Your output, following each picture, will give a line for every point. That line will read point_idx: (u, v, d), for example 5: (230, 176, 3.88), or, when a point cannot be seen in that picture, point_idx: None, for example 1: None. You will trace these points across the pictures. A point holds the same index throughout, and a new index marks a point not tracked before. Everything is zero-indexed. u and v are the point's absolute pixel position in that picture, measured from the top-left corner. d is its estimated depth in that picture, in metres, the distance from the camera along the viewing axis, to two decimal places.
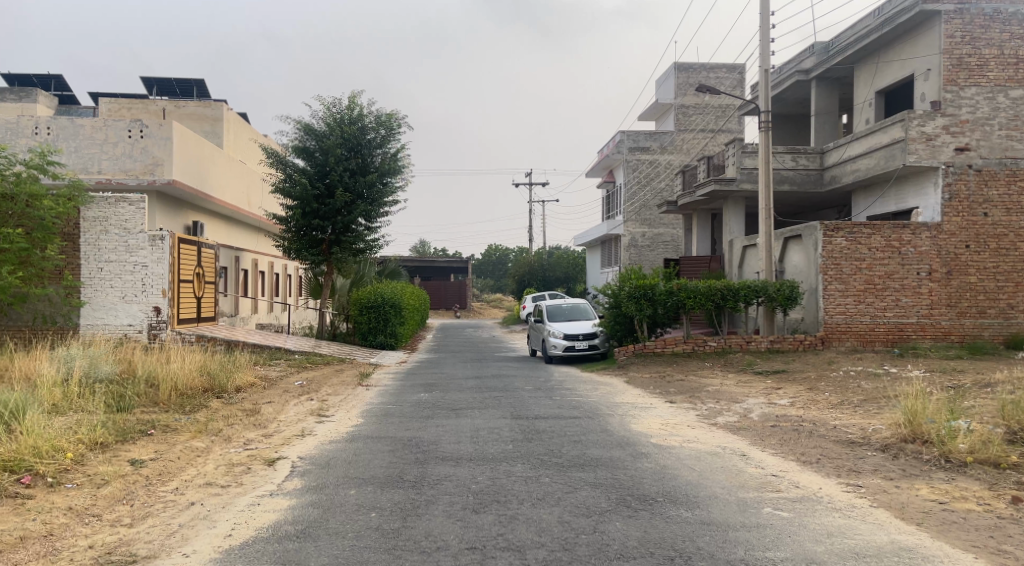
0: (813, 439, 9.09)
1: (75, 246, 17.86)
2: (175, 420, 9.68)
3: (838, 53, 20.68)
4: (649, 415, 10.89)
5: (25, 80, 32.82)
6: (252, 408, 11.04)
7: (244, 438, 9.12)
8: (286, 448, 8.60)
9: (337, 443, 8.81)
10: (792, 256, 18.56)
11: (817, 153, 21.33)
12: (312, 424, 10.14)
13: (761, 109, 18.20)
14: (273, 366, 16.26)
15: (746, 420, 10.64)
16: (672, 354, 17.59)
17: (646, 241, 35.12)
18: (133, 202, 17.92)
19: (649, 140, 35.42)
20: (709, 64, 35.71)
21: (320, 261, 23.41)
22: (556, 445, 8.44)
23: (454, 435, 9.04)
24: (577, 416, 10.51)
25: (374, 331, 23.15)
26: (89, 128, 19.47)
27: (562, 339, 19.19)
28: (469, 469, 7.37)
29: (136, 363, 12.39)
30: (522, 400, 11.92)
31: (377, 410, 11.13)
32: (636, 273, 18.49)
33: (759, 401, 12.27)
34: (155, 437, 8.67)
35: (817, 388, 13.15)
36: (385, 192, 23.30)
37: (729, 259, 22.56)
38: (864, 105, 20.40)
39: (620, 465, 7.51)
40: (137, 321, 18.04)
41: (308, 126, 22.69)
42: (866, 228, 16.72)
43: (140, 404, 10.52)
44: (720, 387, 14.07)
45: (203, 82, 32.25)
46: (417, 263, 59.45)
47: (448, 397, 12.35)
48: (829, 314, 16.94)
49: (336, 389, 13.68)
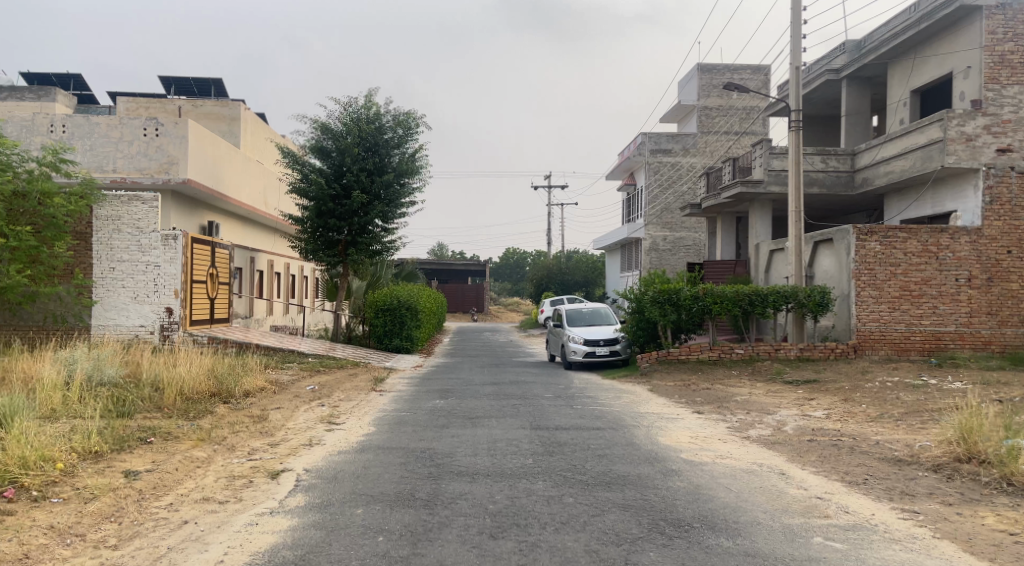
0: (855, 457, 8.47)
1: (87, 246, 17.52)
2: (178, 427, 9.21)
3: (872, 52, 20.02)
4: (677, 427, 10.30)
5: (43, 80, 32.62)
6: (260, 415, 10.55)
7: (249, 447, 8.63)
8: (291, 459, 8.09)
9: (347, 454, 8.29)
10: (823, 260, 17.90)
11: (848, 154, 20.66)
12: (321, 432, 9.64)
13: (792, 108, 17.51)
14: (284, 369, 15.77)
15: (781, 433, 10.03)
16: (697, 362, 16.96)
17: (667, 245, 34.60)
18: (146, 200, 17.53)
19: (672, 142, 34.73)
20: (733, 65, 34.98)
21: (336, 262, 22.96)
22: (580, 460, 7.87)
23: (470, 447, 8.49)
24: (601, 427, 9.92)
25: (390, 334, 22.66)
26: (105, 126, 19.19)
27: (582, 344, 18.59)
28: (487, 486, 6.81)
29: (141, 366, 11.93)
30: (542, 409, 11.35)
31: (390, 418, 10.61)
32: (660, 277, 17.90)
33: (792, 413, 11.66)
34: (154, 446, 8.19)
35: (852, 399, 12.50)
36: (402, 193, 22.84)
37: (755, 264, 21.91)
38: (898, 105, 19.71)
39: (650, 485, 6.91)
40: (148, 321, 17.67)
41: (325, 125, 22.25)
42: (902, 232, 16.04)
43: (144, 409, 10.06)
44: (749, 398, 13.42)
45: (221, 82, 31.96)
46: (435, 266, 58.95)
47: (463, 405, 11.82)
48: (862, 321, 16.27)
49: (349, 395, 13.19)
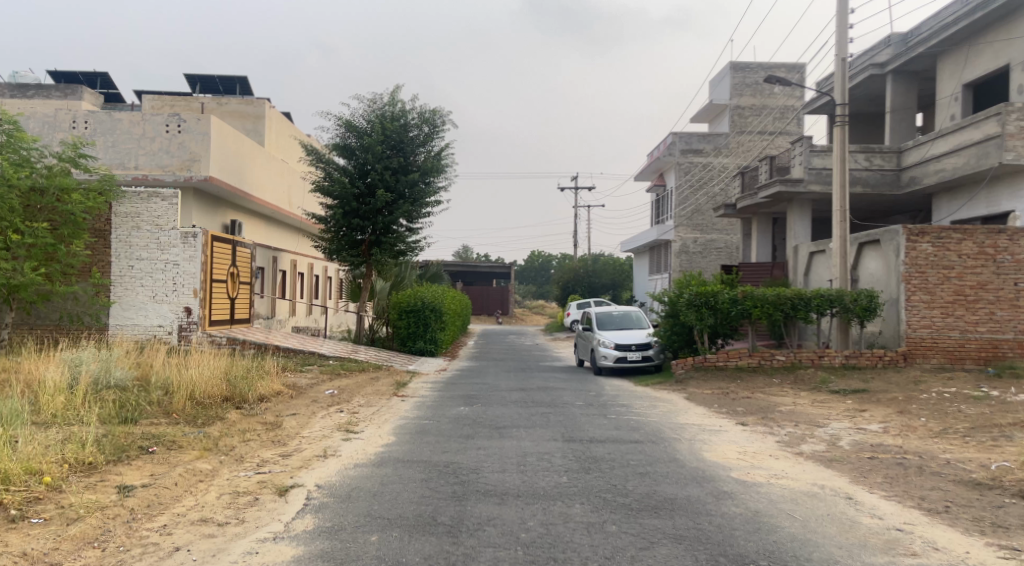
0: (925, 479, 7.72)
1: (105, 244, 17.02)
2: (184, 435, 8.53)
3: (920, 44, 19.14)
4: (722, 441, 9.51)
5: (69, 78, 32.21)
6: (273, 422, 9.88)
7: (259, 458, 7.94)
8: (303, 473, 7.39)
9: (364, 468, 7.57)
10: (868, 263, 17.00)
11: (894, 152, 19.77)
12: (338, 442, 8.96)
13: (838, 102, 16.55)
14: (304, 372, 15.13)
15: (837, 449, 9.19)
16: (736, 369, 16.10)
17: (697, 247, 33.74)
18: (165, 197, 16.99)
19: (703, 143, 33.68)
20: (767, 63, 34.00)
21: (359, 263, 22.38)
22: (619, 479, 7.08)
23: (498, 462, 7.74)
24: (640, 441, 9.13)
25: (414, 336, 22.03)
26: (127, 123, 18.71)
27: (613, 349, 17.76)
28: (518, 509, 6.06)
29: (152, 369, 11.26)
30: (573, 419, 10.57)
31: (412, 427, 9.93)
32: (696, 280, 17.05)
33: (844, 426, 10.84)
34: (156, 456, 7.49)
35: (909, 411, 11.70)
36: (427, 192, 22.19)
37: (793, 266, 20.98)
38: (949, 100, 18.78)
39: (701, 510, 6.13)
40: (166, 321, 17.14)
41: (350, 122, 21.68)
42: (956, 233, 15.14)
43: (152, 415, 9.40)
44: (794, 408, 12.55)
45: (246, 80, 31.53)
46: (459, 267, 58.27)
47: (489, 413, 11.09)
48: (913, 328, 15.36)
49: (369, 400, 12.51)
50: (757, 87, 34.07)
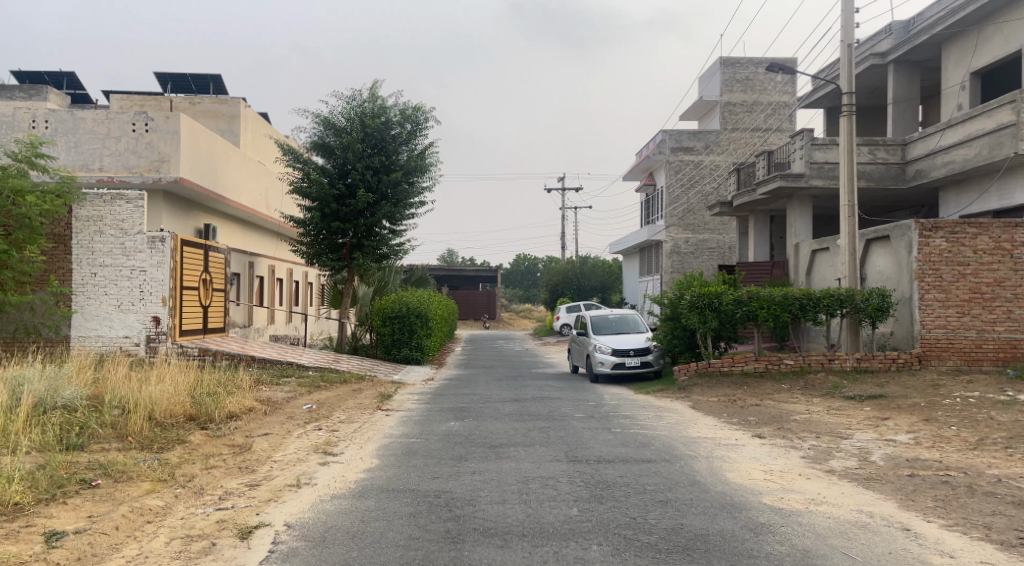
0: (981, 501, 6.81)
1: (66, 249, 15.88)
2: (137, 463, 7.49)
3: (924, 32, 18.44)
4: (741, 457, 8.56)
5: (35, 78, 30.88)
6: (242, 444, 8.84)
7: (222, 489, 6.92)
8: (272, 508, 6.37)
9: (342, 501, 6.56)
10: (876, 260, 16.23)
11: (898, 144, 18.99)
12: (314, 467, 7.95)
13: (843, 90, 15.61)
14: (280, 385, 14.06)
15: (871, 466, 8.26)
16: (742, 374, 15.18)
17: (689, 247, 32.89)
18: (131, 199, 15.89)
19: (693, 140, 32.93)
20: (758, 59, 33.25)
21: (341, 267, 21.33)
22: (639, 511, 6.13)
23: (497, 490, 6.75)
24: (651, 459, 8.19)
25: (399, 343, 21.01)
26: (90, 121, 17.51)
27: (610, 354, 16.79)
28: (525, 554, 5.09)
29: (107, 387, 10.18)
30: (575, 434, 9.61)
31: (398, 447, 8.93)
32: (697, 280, 16.15)
33: (871, 437, 9.92)
34: (99, 492, 6.47)
35: (936, 419, 10.84)
36: (411, 192, 21.21)
37: (795, 265, 20.14)
38: (955, 89, 18.02)
39: (741, 551, 5.19)
40: (133, 332, 16.01)
41: (328, 120, 20.63)
42: (971, 227, 14.33)
43: (103, 441, 8.37)
44: (810, 417, 11.63)
45: (221, 79, 30.47)
46: (446, 270, 57.23)
47: (482, 428, 10.12)
48: (927, 328, 14.54)
49: (351, 416, 11.48)
50: (747, 84, 33.26)
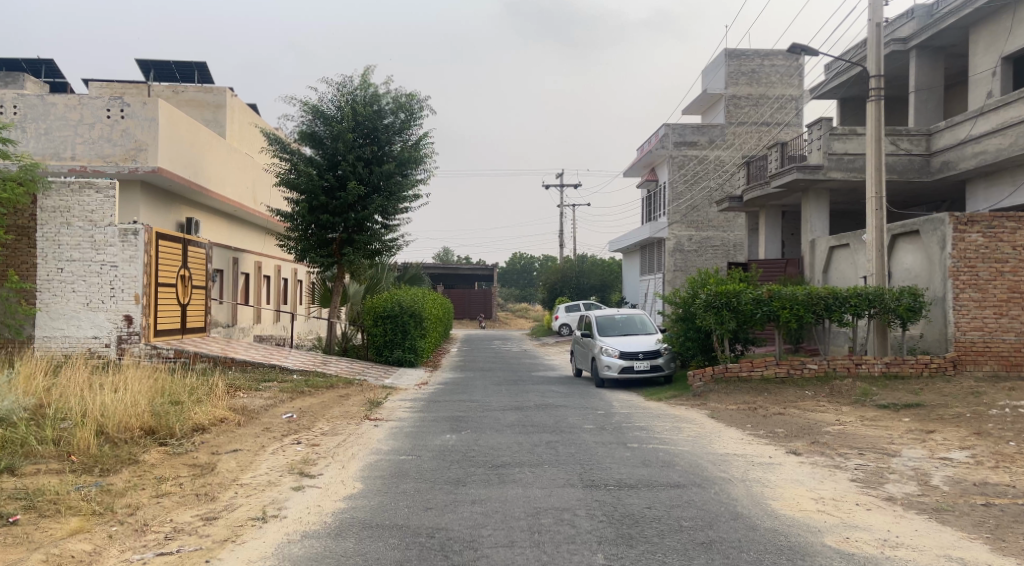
0: None
1: (29, 242, 14.64)
2: (73, 490, 6.30)
3: (950, 15, 17.30)
4: (782, 481, 7.38)
5: (12, 66, 29.62)
6: (204, 464, 7.64)
7: (171, 525, 5.74)
8: (230, 552, 5.18)
9: (315, 541, 5.36)
10: (904, 257, 15.11)
11: (922, 134, 17.83)
12: (287, 493, 6.76)
13: (871, 73, 14.35)
14: (259, 392, 12.84)
15: (934, 493, 7.07)
16: (762, 380, 14.01)
17: (693, 245, 31.70)
18: (101, 189, 14.68)
19: (697, 134, 31.87)
20: (764, 51, 32.11)
21: (330, 263, 20.12)
22: (678, 559, 4.98)
23: (502, 528, 5.57)
24: (680, 484, 7.01)
25: (391, 344, 19.77)
26: (62, 107, 16.17)
27: (618, 357, 15.67)
28: None
29: (56, 398, 8.96)
30: (588, 451, 8.43)
31: (386, 466, 7.76)
32: (712, 277, 14.99)
33: (921, 455, 8.75)
34: (11, 535, 5.28)
35: (987, 432, 9.69)
36: (404, 184, 19.97)
37: (811, 263, 19.02)
38: (985, 75, 16.84)
39: None
40: (103, 332, 14.78)
41: (317, 108, 19.39)
42: (1010, 221, 13.19)
43: (40, 463, 7.20)
44: (844, 429, 10.47)
45: (206, 67, 29.23)
46: (441, 269, 56.01)
47: (483, 443, 8.96)
48: (962, 330, 13.35)
49: (335, 426, 10.27)
50: (753, 76, 32.13)
